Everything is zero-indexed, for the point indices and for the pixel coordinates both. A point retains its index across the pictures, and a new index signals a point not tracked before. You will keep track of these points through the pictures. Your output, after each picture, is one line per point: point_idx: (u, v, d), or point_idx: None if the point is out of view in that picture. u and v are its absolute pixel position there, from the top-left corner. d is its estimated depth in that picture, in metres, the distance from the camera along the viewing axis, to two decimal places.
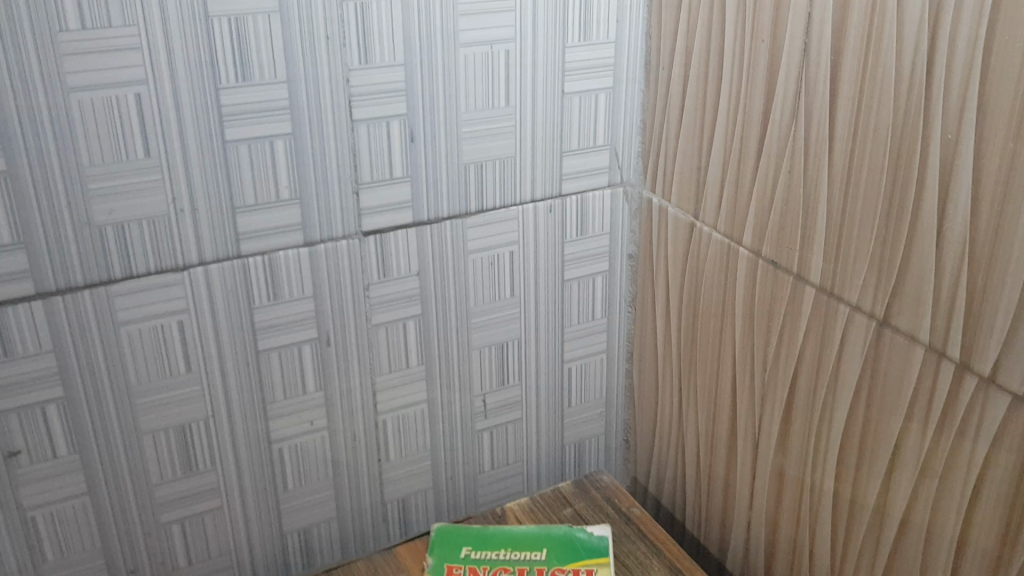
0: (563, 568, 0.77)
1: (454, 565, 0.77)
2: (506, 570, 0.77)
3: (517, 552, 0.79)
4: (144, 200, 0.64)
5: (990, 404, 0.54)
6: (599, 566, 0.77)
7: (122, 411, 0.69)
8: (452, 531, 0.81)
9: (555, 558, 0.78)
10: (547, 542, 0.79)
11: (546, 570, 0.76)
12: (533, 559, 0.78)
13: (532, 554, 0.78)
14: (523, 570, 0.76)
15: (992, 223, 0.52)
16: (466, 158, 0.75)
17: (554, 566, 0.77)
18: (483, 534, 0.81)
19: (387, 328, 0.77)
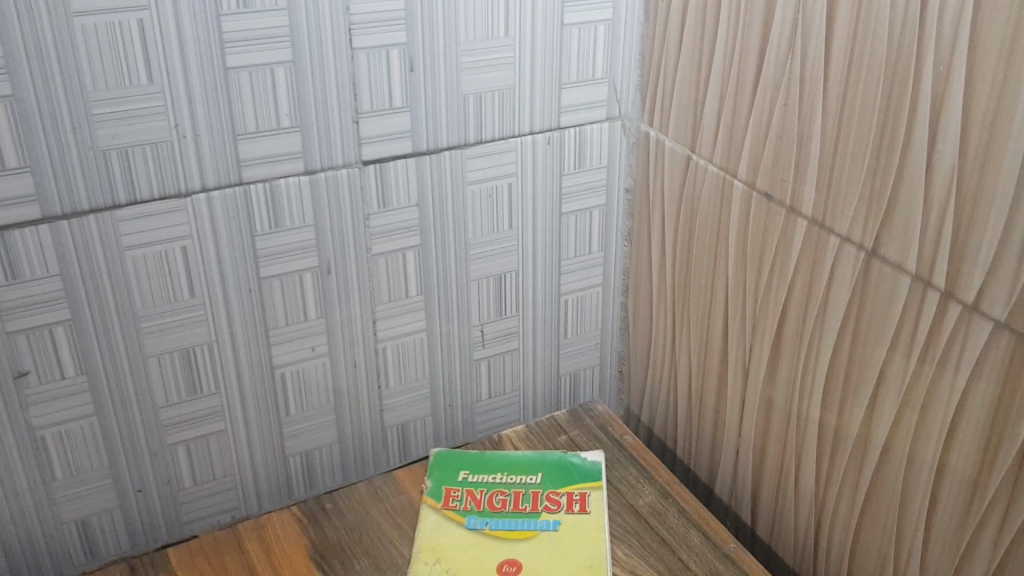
0: (557, 491, 0.79)
1: (452, 487, 0.80)
2: (502, 492, 0.79)
3: (512, 476, 0.81)
4: (147, 126, 0.65)
5: (973, 330, 0.56)
6: (592, 490, 0.79)
7: (128, 334, 0.71)
8: (451, 456, 0.84)
9: (550, 482, 0.80)
10: (543, 467, 0.82)
11: (541, 493, 0.79)
12: (529, 482, 0.80)
13: (527, 478, 0.81)
14: (520, 493, 0.79)
15: (980, 153, 0.53)
16: (465, 88, 0.75)
17: (549, 490, 0.79)
18: (480, 459, 0.83)
19: (387, 258, 0.79)
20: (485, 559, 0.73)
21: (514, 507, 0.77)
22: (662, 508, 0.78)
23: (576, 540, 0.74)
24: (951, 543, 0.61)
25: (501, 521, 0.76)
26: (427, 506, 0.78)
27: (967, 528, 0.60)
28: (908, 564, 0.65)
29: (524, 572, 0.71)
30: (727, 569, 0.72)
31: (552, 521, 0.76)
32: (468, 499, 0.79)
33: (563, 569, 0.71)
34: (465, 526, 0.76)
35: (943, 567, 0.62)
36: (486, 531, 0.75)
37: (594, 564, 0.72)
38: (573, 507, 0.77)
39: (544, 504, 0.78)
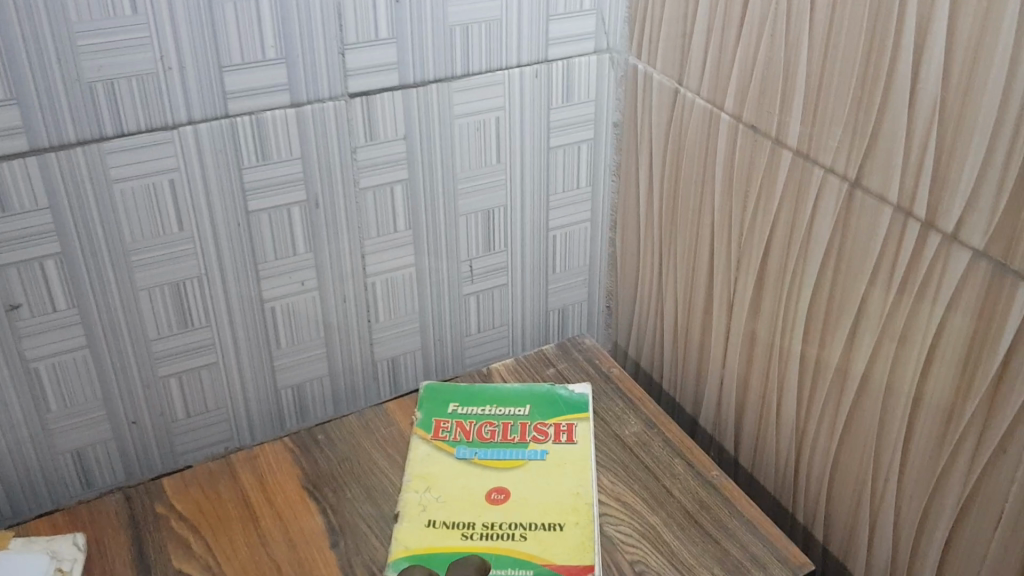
0: (545, 423, 0.80)
1: (442, 419, 0.81)
2: (491, 423, 0.80)
3: (501, 407, 0.82)
4: (132, 57, 0.65)
5: (951, 259, 0.56)
6: (579, 420, 0.81)
7: (118, 267, 0.71)
8: (441, 389, 0.85)
9: (538, 413, 0.81)
10: (531, 399, 0.83)
11: (529, 424, 0.80)
12: (517, 414, 0.81)
13: (515, 409, 0.82)
14: (508, 424, 0.80)
15: (962, 81, 0.53)
16: (452, 20, 0.75)
17: (537, 421, 0.80)
18: (470, 392, 0.84)
19: (375, 192, 0.79)
20: (474, 487, 0.74)
21: (503, 438, 0.79)
22: (647, 438, 0.80)
23: (563, 468, 0.76)
24: (926, 469, 0.62)
25: (490, 451, 0.77)
26: (417, 436, 0.79)
27: (942, 454, 0.61)
28: (885, 490, 0.67)
29: (512, 499, 0.73)
30: (709, 496, 0.74)
31: (539, 450, 0.77)
32: (458, 430, 0.80)
33: (549, 496, 0.73)
34: (454, 456, 0.77)
35: (918, 492, 0.64)
36: (475, 461, 0.77)
37: (580, 491, 0.74)
38: (560, 437, 0.79)
39: (532, 435, 0.79)
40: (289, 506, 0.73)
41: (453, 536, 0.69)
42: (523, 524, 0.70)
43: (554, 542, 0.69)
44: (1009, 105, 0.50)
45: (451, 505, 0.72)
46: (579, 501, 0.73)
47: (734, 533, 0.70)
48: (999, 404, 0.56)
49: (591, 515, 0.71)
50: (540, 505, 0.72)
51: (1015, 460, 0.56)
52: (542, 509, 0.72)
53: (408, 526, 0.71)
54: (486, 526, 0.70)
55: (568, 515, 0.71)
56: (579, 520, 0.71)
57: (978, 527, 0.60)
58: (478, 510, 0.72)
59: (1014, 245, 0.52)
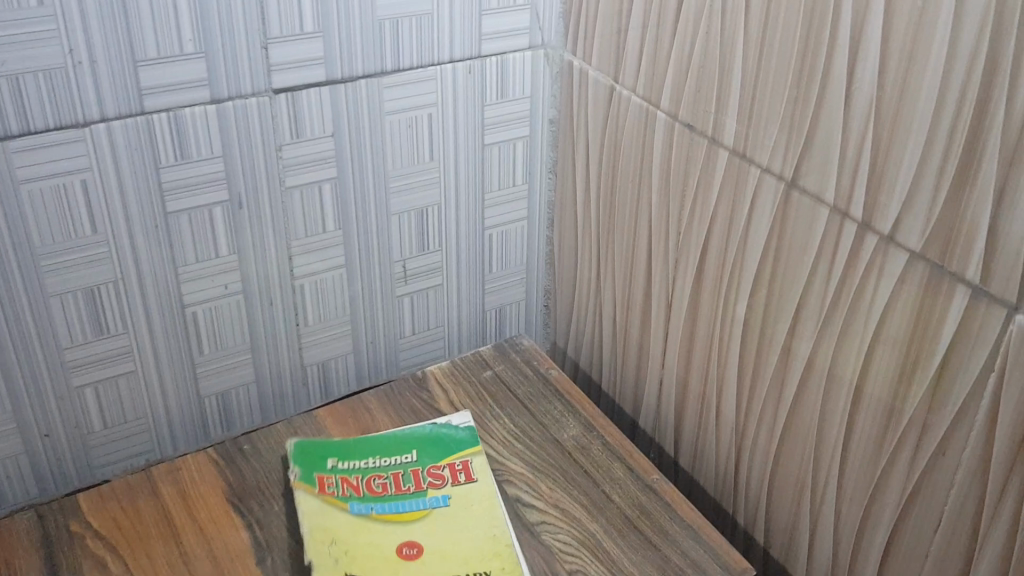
0: (438, 466, 0.74)
1: (324, 475, 0.72)
2: (380, 475, 0.72)
3: (386, 456, 0.74)
4: (39, 51, 0.61)
5: (888, 261, 0.55)
6: (473, 458, 0.75)
7: (26, 273, 0.67)
8: (310, 445, 0.76)
9: (427, 457, 0.74)
10: (416, 442, 0.76)
11: (421, 470, 0.73)
12: (406, 462, 0.74)
13: (402, 456, 0.74)
14: (399, 474, 0.73)
15: (899, 79, 0.52)
16: (381, 14, 0.72)
17: (428, 466, 0.74)
18: (348, 440, 0.76)
19: (303, 191, 0.76)
20: (383, 543, 0.66)
21: (397, 489, 0.71)
22: (586, 442, 0.78)
23: (471, 513, 0.70)
24: (866, 472, 0.62)
25: (387, 505, 0.70)
26: (302, 491, 0.71)
27: (880, 459, 0.60)
28: (824, 493, 0.66)
29: (429, 554, 0.66)
30: (649, 500, 0.73)
31: (439, 497, 0.71)
32: (345, 485, 0.71)
33: (466, 544, 0.67)
34: (347, 511, 0.69)
35: (857, 495, 0.63)
36: (371, 516, 0.69)
37: (496, 534, 0.68)
38: (458, 479, 0.73)
39: (428, 481, 0.72)
40: (213, 523, 0.70)
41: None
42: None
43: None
44: (946, 105, 0.49)
45: (363, 563, 0.65)
46: (499, 544, 0.67)
47: (674, 539, 0.69)
48: (937, 407, 0.55)
49: (516, 561, 0.66)
50: (462, 551, 0.66)
51: (953, 464, 0.55)
52: (464, 556, 0.66)
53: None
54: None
55: (492, 561, 0.66)
56: (504, 566, 0.65)
57: (915, 531, 0.59)
58: (395, 568, 0.64)
59: (952, 245, 0.51)
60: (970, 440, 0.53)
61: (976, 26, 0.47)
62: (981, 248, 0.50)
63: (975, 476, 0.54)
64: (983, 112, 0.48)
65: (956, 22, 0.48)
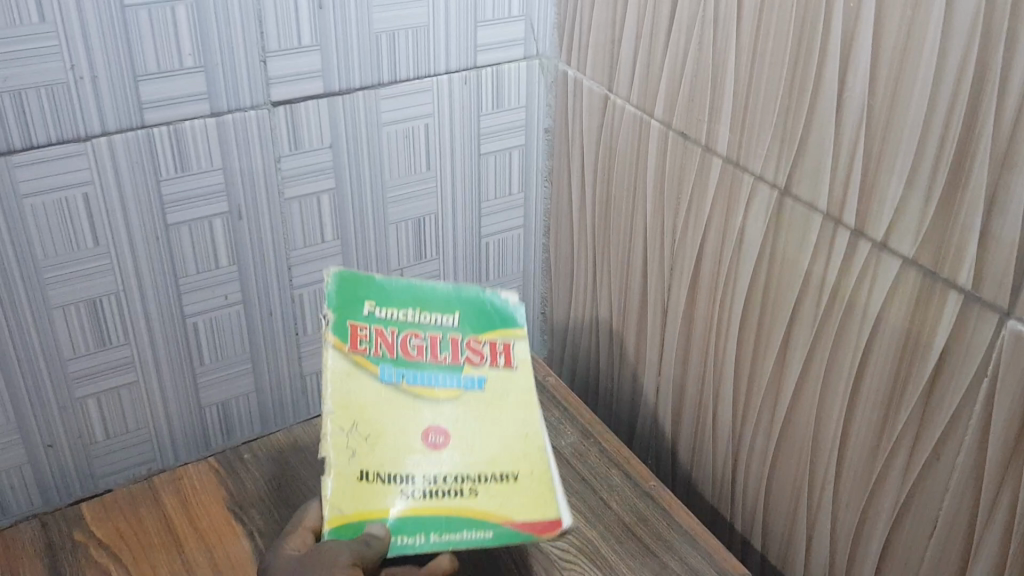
0: (477, 339, 0.68)
1: (358, 324, 0.66)
2: (416, 335, 0.67)
3: (424, 316, 0.69)
4: (41, 67, 0.62)
5: (881, 267, 0.56)
6: (514, 338, 0.69)
7: (29, 285, 0.68)
8: (354, 280, 0.68)
9: (466, 326, 0.69)
10: (458, 304, 0.70)
11: (460, 340, 0.68)
12: (444, 326, 0.68)
13: (440, 320, 0.69)
14: (437, 338, 0.68)
15: (889, 88, 0.53)
16: (378, 26, 0.73)
17: (468, 337, 0.68)
18: (389, 287, 0.69)
19: (301, 202, 0.77)
20: (410, 421, 0.63)
21: (433, 356, 0.66)
22: (584, 449, 0.79)
23: (505, 406, 0.65)
24: (861, 475, 0.62)
25: (421, 372, 0.65)
26: (331, 346, 0.64)
27: (875, 463, 0.61)
28: (820, 497, 0.67)
29: (456, 444, 0.62)
30: (647, 507, 0.73)
31: (476, 377, 0.66)
32: (378, 342, 0.66)
33: (495, 442, 0.63)
34: (377, 378, 0.64)
35: (853, 499, 0.64)
36: (402, 389, 0.64)
37: (528, 433, 0.64)
38: (497, 362, 0.68)
39: (466, 356, 0.67)
40: (215, 532, 0.71)
41: (393, 492, 0.59)
42: (470, 476, 0.61)
43: (511, 494, 0.60)
44: (936, 113, 0.50)
45: (387, 444, 0.61)
46: (532, 445, 0.63)
47: (672, 545, 0.70)
48: (931, 410, 0.56)
49: (546, 462, 0.63)
50: (488, 454, 0.62)
51: (948, 467, 0.56)
52: (491, 458, 0.62)
53: (339, 481, 0.59)
54: (428, 480, 0.60)
55: (520, 463, 0.62)
56: (534, 470, 0.62)
57: (911, 533, 0.60)
58: (418, 455, 0.61)
59: (944, 251, 0.52)
60: (964, 443, 0.54)
61: (964, 36, 0.48)
62: (973, 254, 0.51)
63: (970, 478, 0.55)
64: (973, 120, 0.49)
65: (944, 33, 0.49)
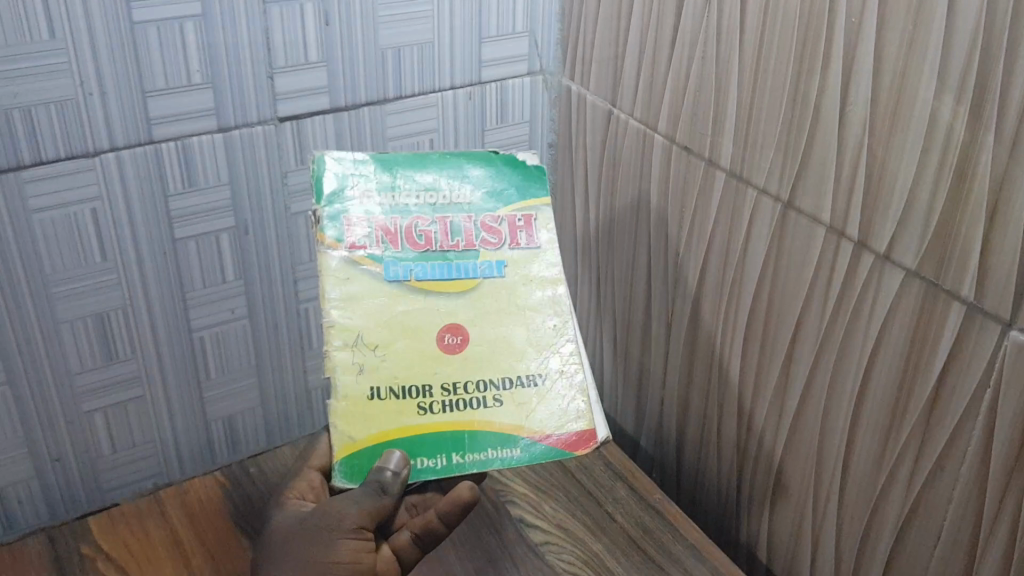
0: (494, 217, 0.61)
1: (355, 218, 0.59)
2: (423, 221, 0.60)
3: (431, 195, 0.61)
4: (51, 83, 0.62)
5: (885, 279, 0.57)
6: (537, 210, 0.62)
7: (37, 299, 0.68)
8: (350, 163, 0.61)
9: (480, 201, 0.61)
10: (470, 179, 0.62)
11: (475, 219, 0.61)
12: (455, 206, 0.61)
13: (451, 197, 0.61)
14: (448, 221, 0.60)
15: (891, 102, 0.53)
16: (383, 43, 0.74)
17: (483, 215, 0.61)
18: (389, 166, 0.61)
19: (307, 217, 0.77)
20: (422, 323, 0.58)
21: (444, 246, 0.60)
22: (588, 463, 0.79)
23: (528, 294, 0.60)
24: (866, 487, 0.63)
25: (430, 266, 0.59)
26: (327, 248, 0.58)
27: (880, 475, 0.61)
28: (825, 510, 0.67)
29: (478, 350, 0.58)
30: (652, 520, 0.73)
31: (493, 263, 0.60)
32: (379, 236, 0.59)
33: (520, 338, 0.59)
34: (382, 278, 0.58)
35: (858, 511, 0.64)
36: (411, 286, 0.59)
37: (556, 323, 0.60)
38: (518, 240, 0.61)
39: (482, 238, 0.60)
40: (216, 537, 0.74)
41: (408, 410, 0.57)
42: (492, 382, 0.58)
43: (538, 404, 0.58)
44: (937, 125, 0.51)
45: (399, 353, 0.58)
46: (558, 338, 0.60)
47: (678, 559, 0.70)
48: (935, 422, 0.56)
49: (575, 358, 0.60)
50: (510, 346, 0.59)
51: (952, 477, 0.56)
52: (515, 354, 0.59)
53: (348, 404, 0.57)
54: (446, 390, 0.57)
55: (546, 361, 0.59)
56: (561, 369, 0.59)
57: (917, 545, 0.60)
58: (433, 363, 0.58)
59: (946, 263, 0.53)
60: (968, 453, 0.54)
61: (965, 49, 0.49)
62: (975, 266, 0.51)
63: (974, 489, 0.55)
64: (974, 132, 0.49)
65: (945, 46, 0.49)
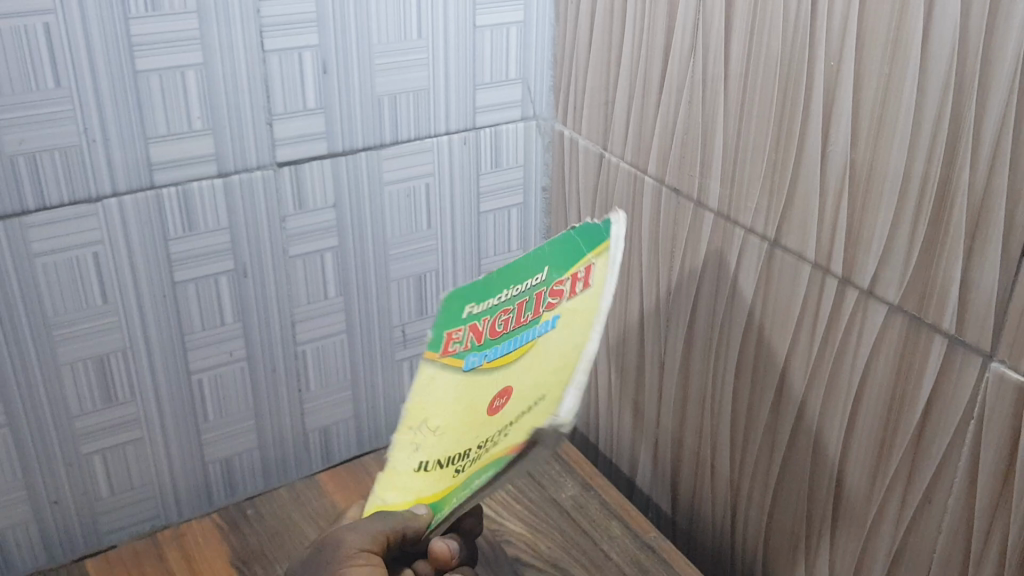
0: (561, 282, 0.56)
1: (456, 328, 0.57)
2: (506, 311, 0.56)
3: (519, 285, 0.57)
4: (56, 130, 0.64)
5: (868, 315, 0.58)
6: (598, 258, 0.55)
7: (40, 343, 0.69)
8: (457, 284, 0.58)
9: (554, 271, 0.56)
10: (549, 254, 0.57)
11: (545, 291, 0.56)
12: (535, 284, 0.56)
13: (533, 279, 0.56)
14: (523, 300, 0.56)
15: (870, 141, 0.55)
16: (380, 89, 0.76)
17: (554, 283, 0.56)
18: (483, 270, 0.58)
19: (305, 260, 0.79)
20: (481, 398, 0.55)
21: (517, 322, 0.56)
22: (584, 501, 0.80)
23: (574, 333, 0.53)
24: (856, 522, 0.63)
25: (501, 344, 0.55)
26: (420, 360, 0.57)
27: (870, 509, 0.62)
28: (818, 546, 0.67)
29: (515, 403, 0.52)
30: (647, 558, 0.74)
31: (550, 318, 0.54)
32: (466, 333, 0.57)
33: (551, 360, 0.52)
34: (456, 367, 0.56)
35: (850, 546, 0.64)
36: (483, 369, 0.55)
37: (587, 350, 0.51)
38: (576, 288, 0.55)
39: (546, 303, 0.55)
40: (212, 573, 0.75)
41: (444, 475, 0.56)
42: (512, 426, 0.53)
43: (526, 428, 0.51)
44: (915, 163, 0.52)
45: (457, 430, 0.55)
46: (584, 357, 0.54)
47: None
48: (922, 455, 0.57)
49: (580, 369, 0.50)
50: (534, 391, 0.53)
51: (939, 510, 0.57)
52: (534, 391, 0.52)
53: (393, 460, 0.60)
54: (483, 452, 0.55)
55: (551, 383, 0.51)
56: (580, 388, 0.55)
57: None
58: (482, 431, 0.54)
59: (927, 298, 0.54)
60: (954, 486, 0.55)
61: (938, 90, 0.50)
62: (954, 299, 0.52)
63: (961, 520, 0.55)
64: (950, 169, 0.50)
65: (920, 86, 0.51)
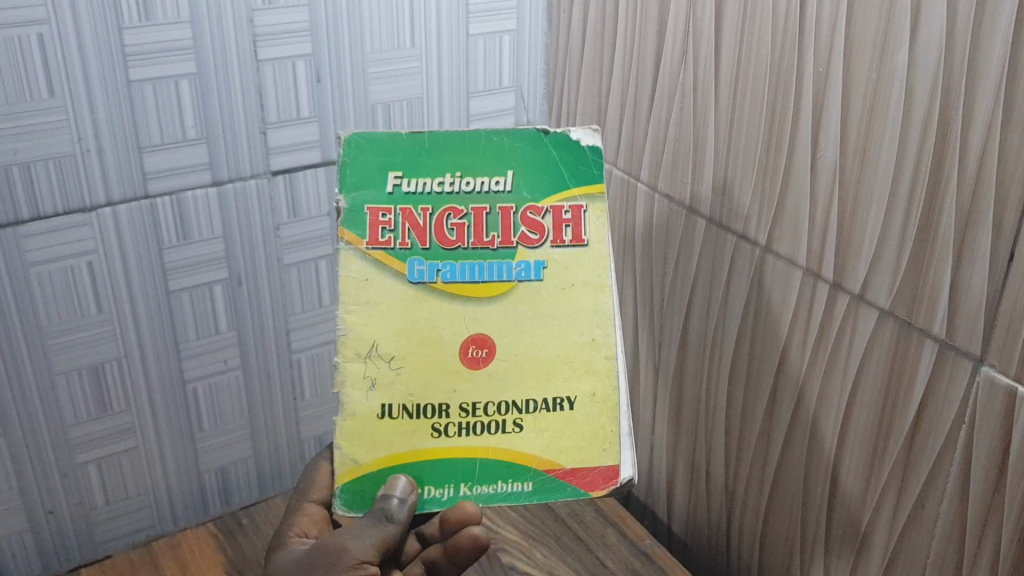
0: (538, 208, 0.57)
1: (381, 208, 0.56)
2: (455, 213, 0.56)
3: (468, 178, 0.57)
4: (50, 140, 0.65)
5: (859, 319, 0.58)
6: (587, 201, 0.57)
7: (34, 352, 0.69)
8: (373, 140, 0.57)
9: (523, 187, 0.57)
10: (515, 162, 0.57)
11: (516, 211, 0.56)
12: (496, 195, 0.57)
13: (492, 182, 0.57)
14: (482, 213, 0.56)
15: (859, 147, 0.55)
16: (374, 98, 0.76)
17: (526, 205, 0.57)
18: (419, 146, 0.57)
19: (299, 268, 0.79)
20: (446, 331, 0.56)
21: (476, 241, 0.56)
22: (580, 509, 0.80)
23: (569, 295, 0.57)
24: (850, 528, 0.63)
25: (460, 265, 0.56)
26: (347, 245, 0.56)
27: (863, 515, 0.61)
28: (813, 552, 0.67)
29: (502, 364, 0.56)
30: (643, 565, 0.74)
31: (532, 265, 0.56)
32: (406, 227, 0.56)
33: (554, 343, 0.56)
34: (405, 279, 0.56)
35: (845, 552, 0.64)
36: (436, 287, 0.56)
37: (597, 336, 0.57)
38: (563, 237, 0.57)
39: (520, 234, 0.56)
40: None
41: (421, 433, 0.56)
42: (514, 404, 0.56)
43: (562, 433, 0.56)
44: (903, 168, 0.52)
45: (415, 362, 0.56)
46: (596, 351, 0.57)
47: None
48: (914, 461, 0.57)
49: (612, 378, 0.57)
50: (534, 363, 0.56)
51: (932, 515, 0.56)
52: (546, 370, 0.56)
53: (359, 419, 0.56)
54: (464, 412, 0.56)
55: (579, 381, 0.56)
56: (594, 392, 0.56)
57: None
58: (453, 379, 0.56)
59: (917, 303, 0.54)
60: (947, 490, 0.55)
61: (926, 96, 0.50)
62: (944, 304, 0.52)
63: (954, 525, 0.55)
64: (938, 175, 0.51)
65: (907, 91, 0.51)
